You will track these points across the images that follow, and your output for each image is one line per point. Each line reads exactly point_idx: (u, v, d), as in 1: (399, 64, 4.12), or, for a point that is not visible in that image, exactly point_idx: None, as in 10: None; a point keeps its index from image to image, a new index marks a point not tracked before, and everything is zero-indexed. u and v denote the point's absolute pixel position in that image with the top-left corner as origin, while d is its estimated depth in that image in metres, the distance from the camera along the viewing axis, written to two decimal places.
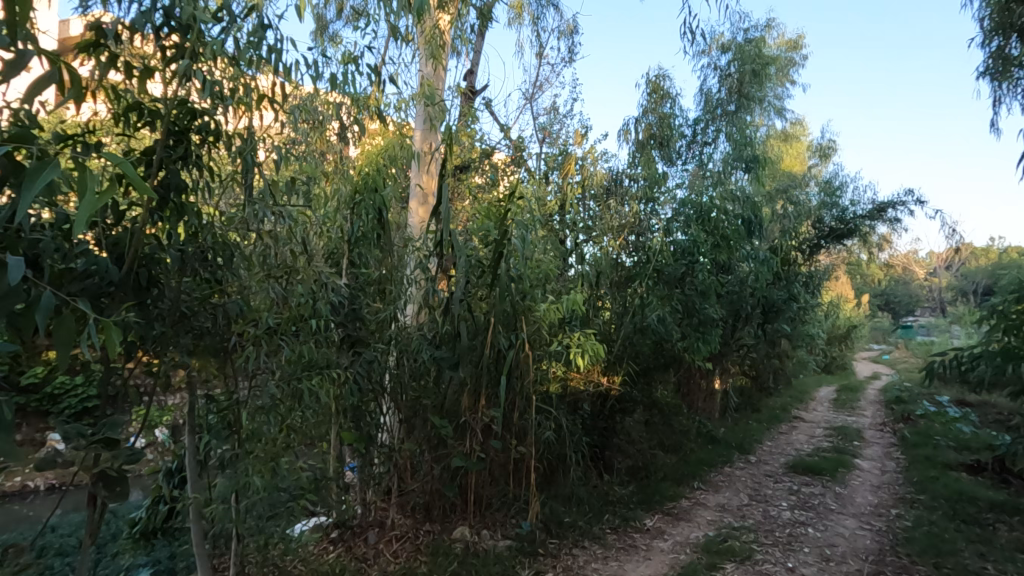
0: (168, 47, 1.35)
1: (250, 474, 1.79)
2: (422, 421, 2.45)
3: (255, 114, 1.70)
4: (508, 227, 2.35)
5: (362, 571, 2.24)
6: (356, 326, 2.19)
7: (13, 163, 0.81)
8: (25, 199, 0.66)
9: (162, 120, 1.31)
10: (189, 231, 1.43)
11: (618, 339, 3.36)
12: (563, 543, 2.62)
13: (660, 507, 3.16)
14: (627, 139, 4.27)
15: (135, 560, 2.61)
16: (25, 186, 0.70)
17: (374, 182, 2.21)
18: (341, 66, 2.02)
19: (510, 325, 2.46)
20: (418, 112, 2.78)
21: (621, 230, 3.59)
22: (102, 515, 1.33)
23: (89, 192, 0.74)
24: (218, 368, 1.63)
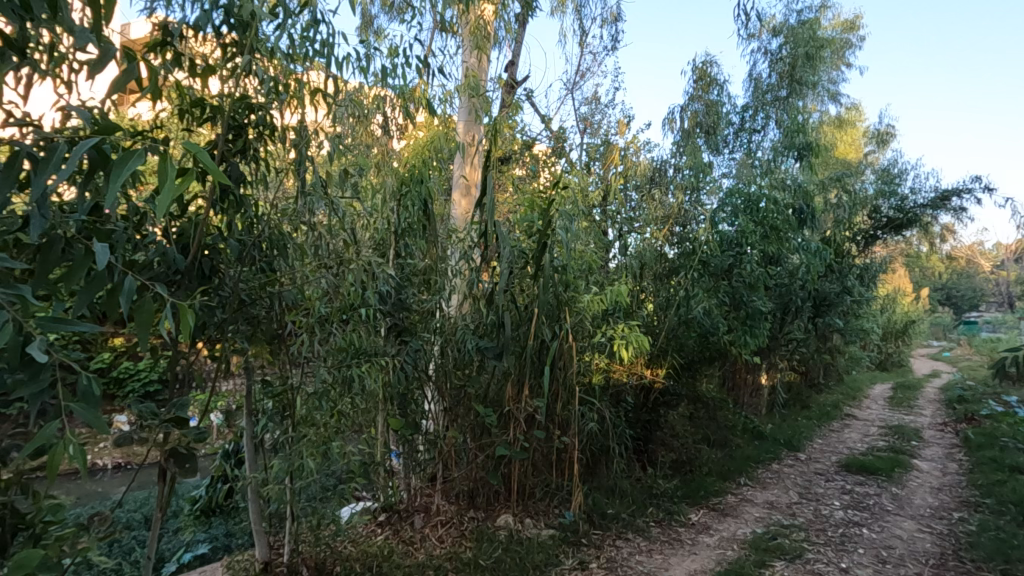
0: (228, 46, 1.41)
1: (303, 456, 1.82)
2: (466, 410, 2.49)
3: (307, 109, 1.75)
4: (552, 218, 2.35)
5: (408, 554, 2.30)
6: (403, 315, 2.22)
7: (103, 156, 0.83)
8: (116, 186, 0.70)
9: (224, 116, 1.37)
10: (247, 223, 1.50)
11: (662, 331, 3.31)
12: (606, 535, 2.61)
13: (705, 503, 3.11)
14: (672, 128, 4.17)
15: (195, 536, 2.78)
16: (113, 177, 0.71)
17: (420, 174, 2.29)
18: (389, 59, 2.05)
19: (553, 316, 2.47)
20: (462, 104, 2.80)
21: (665, 221, 3.52)
22: (172, 491, 1.41)
23: (169, 185, 0.75)
24: (271, 354, 1.76)
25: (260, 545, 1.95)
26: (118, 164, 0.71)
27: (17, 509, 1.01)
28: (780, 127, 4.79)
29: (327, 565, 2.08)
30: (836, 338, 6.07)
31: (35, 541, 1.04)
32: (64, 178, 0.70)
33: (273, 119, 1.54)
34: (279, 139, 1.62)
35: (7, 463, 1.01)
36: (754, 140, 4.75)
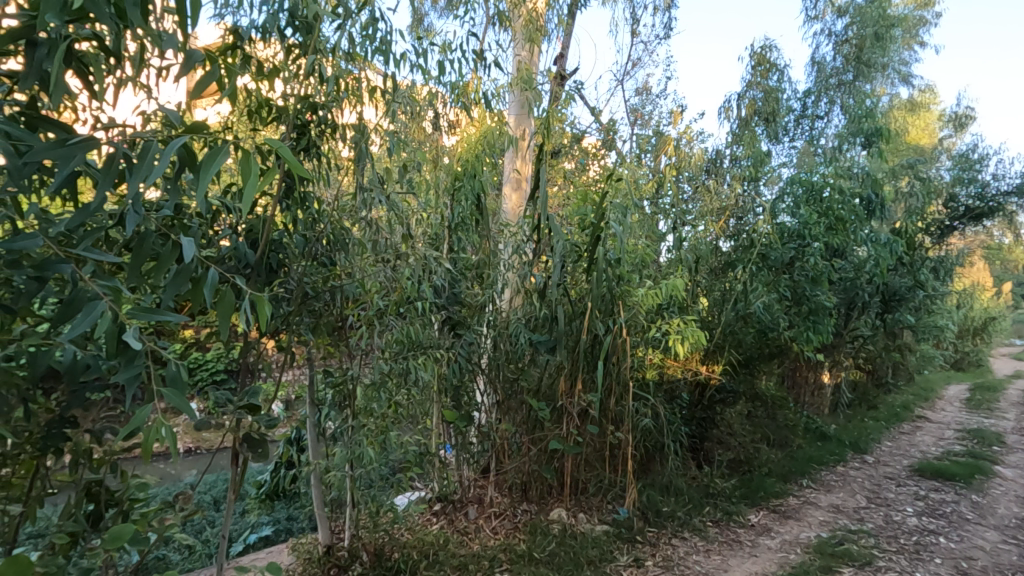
0: (292, 48, 1.44)
1: (363, 445, 1.88)
2: (519, 403, 2.50)
3: (364, 107, 1.79)
4: (605, 211, 2.32)
5: (463, 544, 2.32)
6: (457, 308, 2.25)
7: (191, 153, 0.85)
8: (206, 181, 0.73)
9: (289, 116, 1.42)
10: (311, 219, 1.57)
11: (718, 326, 3.22)
12: (662, 533, 2.57)
13: (765, 504, 3.01)
14: (728, 116, 4.02)
15: (260, 519, 2.94)
16: (201, 175, 0.75)
17: (473, 168, 2.30)
18: (446, 55, 2.08)
19: (607, 311, 2.44)
20: (514, 97, 2.81)
21: (722, 212, 3.40)
22: (244, 473, 1.48)
23: (252, 181, 0.77)
24: (334, 346, 1.82)
25: (322, 529, 2.02)
26: (206, 162, 0.75)
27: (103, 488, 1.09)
28: (846, 113, 4.54)
29: (386, 551, 2.11)
30: (907, 335, 5.73)
31: (125, 517, 1.14)
32: (159, 174, 0.74)
33: (334, 118, 1.59)
34: (339, 137, 1.67)
35: (101, 443, 1.12)
36: (817, 127, 4.54)
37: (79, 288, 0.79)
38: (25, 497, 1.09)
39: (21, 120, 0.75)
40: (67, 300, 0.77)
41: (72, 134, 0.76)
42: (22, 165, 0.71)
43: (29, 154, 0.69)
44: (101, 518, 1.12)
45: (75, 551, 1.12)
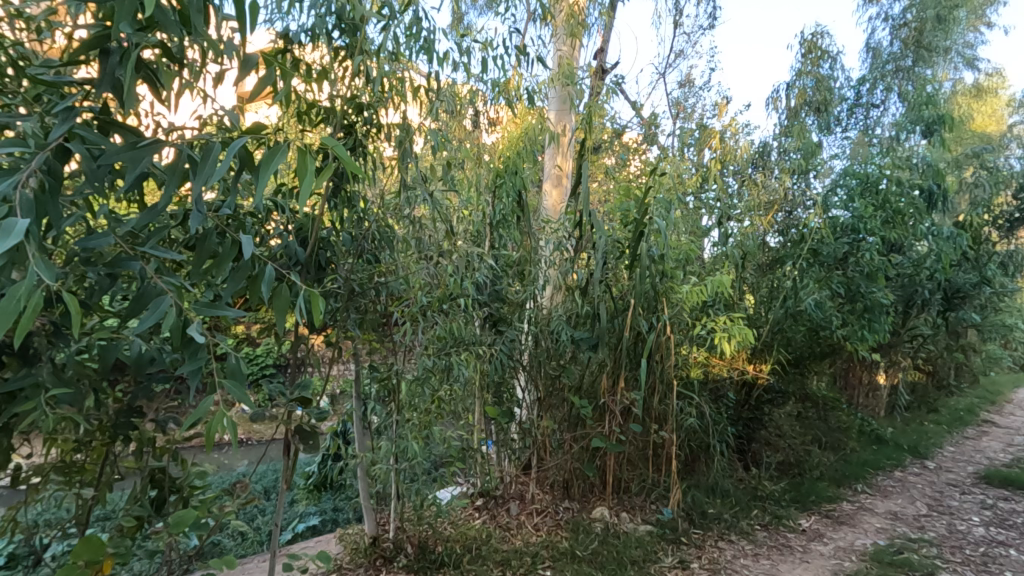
0: (339, 51, 1.47)
1: (408, 439, 1.91)
2: (560, 400, 2.49)
3: (407, 106, 1.82)
4: (649, 206, 2.28)
5: (506, 540, 2.33)
6: (498, 305, 2.26)
7: (250, 154, 0.89)
8: (265, 178, 0.75)
9: (336, 117, 1.46)
10: (357, 217, 1.61)
11: (766, 323, 3.12)
12: (707, 535, 2.51)
13: (817, 509, 2.90)
14: (777, 107, 3.89)
15: (307, 509, 3.04)
16: (260, 174, 0.78)
17: (515, 165, 2.29)
18: (487, 53, 2.09)
19: (651, 307, 2.40)
20: (554, 93, 2.79)
21: (770, 207, 3.29)
22: (295, 464, 1.53)
23: (309, 178, 0.80)
24: (379, 341, 1.86)
25: (368, 520, 2.07)
26: (266, 161, 0.78)
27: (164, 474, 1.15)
28: (905, 101, 4.31)
29: (430, 544, 2.14)
30: (972, 335, 5.41)
31: (186, 502, 1.20)
32: (221, 174, 0.77)
33: (380, 117, 1.62)
34: (384, 136, 1.70)
35: (165, 432, 1.18)
36: (872, 116, 4.29)
37: (148, 283, 0.84)
38: (97, 481, 1.16)
39: (95, 123, 0.79)
40: (137, 294, 0.82)
41: (141, 136, 0.80)
42: (98, 166, 0.75)
43: (104, 156, 0.73)
44: (165, 502, 1.18)
45: (141, 533, 1.18)
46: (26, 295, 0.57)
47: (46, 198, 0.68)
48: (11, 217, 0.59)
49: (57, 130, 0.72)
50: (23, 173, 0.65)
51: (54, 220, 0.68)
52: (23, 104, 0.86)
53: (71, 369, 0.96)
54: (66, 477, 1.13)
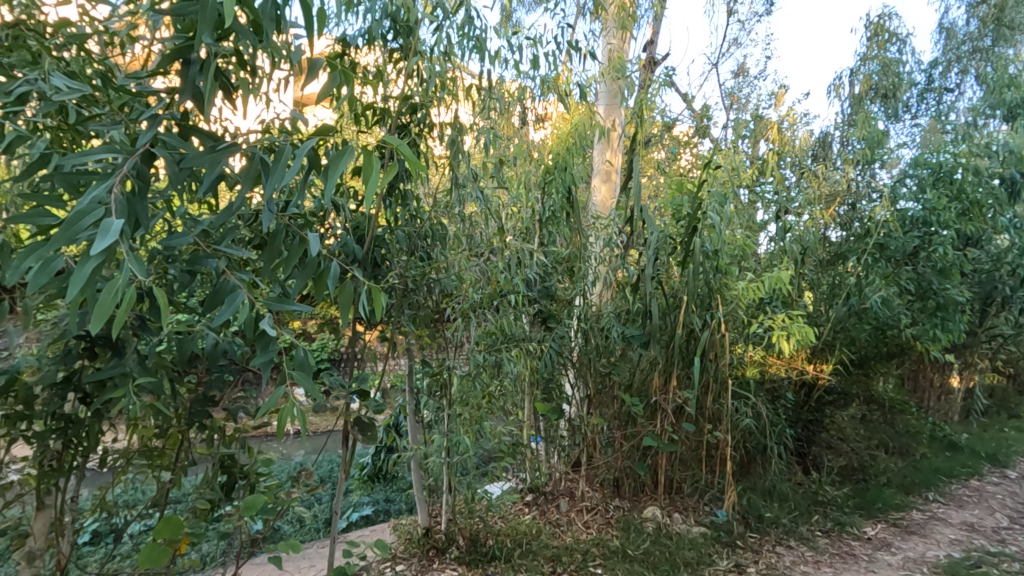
0: (394, 53, 1.51)
1: (460, 433, 1.94)
2: (611, 398, 2.48)
3: (459, 106, 1.84)
4: (703, 201, 2.23)
5: (556, 536, 2.33)
6: (548, 301, 2.26)
7: (316, 154, 0.93)
8: (334, 178, 0.79)
9: (391, 117, 1.49)
10: (411, 215, 1.65)
11: (826, 322, 2.99)
12: (765, 539, 2.43)
13: (883, 517, 2.76)
14: (839, 95, 3.71)
15: (361, 498, 3.13)
16: (329, 173, 0.81)
17: (565, 161, 2.29)
18: (538, 50, 2.09)
19: (704, 304, 2.34)
20: (604, 87, 2.77)
21: (831, 199, 3.15)
22: (353, 455, 1.59)
23: (373, 176, 0.83)
24: (432, 337, 1.90)
25: (421, 511, 2.12)
26: (334, 161, 0.81)
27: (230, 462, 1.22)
28: (984, 83, 4.01)
29: (481, 537, 2.17)
30: None
31: (252, 488, 1.26)
32: (293, 175, 0.81)
33: (432, 117, 1.65)
34: (437, 135, 1.73)
35: (235, 421, 1.25)
36: (945, 101, 4.00)
37: (223, 278, 0.89)
38: (173, 465, 1.24)
39: (178, 130, 0.85)
40: (214, 289, 0.87)
41: (218, 140, 0.85)
42: (180, 169, 0.80)
43: (187, 160, 0.78)
44: (233, 487, 1.25)
45: (213, 515, 1.26)
46: (122, 289, 0.61)
47: (136, 199, 0.73)
48: (109, 217, 0.64)
49: (144, 136, 0.77)
50: (118, 177, 0.70)
51: (143, 220, 0.73)
52: (112, 114, 0.92)
53: (151, 360, 1.03)
54: (147, 461, 1.22)
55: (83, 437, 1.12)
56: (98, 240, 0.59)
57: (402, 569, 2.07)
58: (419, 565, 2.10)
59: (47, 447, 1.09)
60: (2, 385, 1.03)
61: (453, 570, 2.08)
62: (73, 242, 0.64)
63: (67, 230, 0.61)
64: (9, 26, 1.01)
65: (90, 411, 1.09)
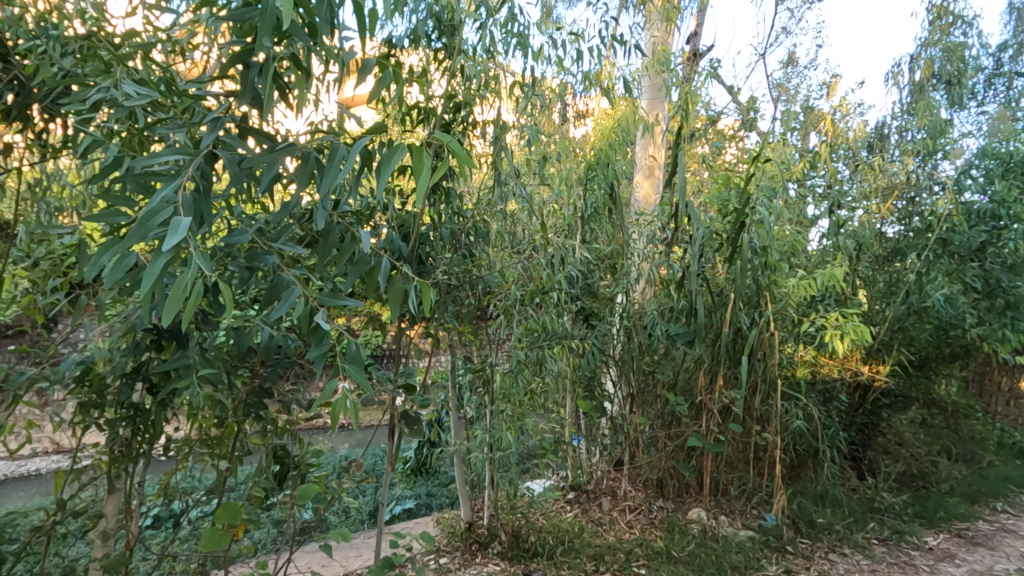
0: (439, 53, 1.53)
1: (502, 429, 1.96)
2: (654, 397, 2.44)
3: (503, 103, 1.85)
4: (752, 195, 2.16)
5: (598, 534, 2.31)
6: (590, 299, 2.25)
7: (368, 152, 0.95)
8: (386, 175, 0.80)
9: (435, 116, 1.51)
10: (455, 213, 1.67)
11: (882, 321, 2.86)
12: (817, 546, 2.34)
13: (946, 527, 2.62)
14: (897, 83, 3.53)
15: (403, 492, 3.19)
16: (381, 170, 0.83)
17: (607, 157, 2.28)
18: (581, 45, 2.08)
19: (753, 302, 2.27)
20: (647, 81, 2.73)
21: (888, 193, 3.01)
22: (399, 448, 1.63)
23: (422, 172, 0.83)
24: (474, 333, 1.92)
25: (464, 506, 2.14)
26: (386, 157, 0.83)
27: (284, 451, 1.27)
28: None
29: (523, 533, 2.17)
30: None
31: (304, 478, 1.31)
32: (346, 173, 0.83)
33: (474, 114, 1.66)
34: (479, 133, 1.74)
35: (288, 413, 1.30)
36: (1016, 86, 3.76)
37: (280, 274, 0.92)
38: (231, 454, 1.30)
39: (239, 132, 0.88)
40: (271, 285, 0.90)
41: (275, 140, 0.88)
42: (240, 169, 0.84)
43: (246, 161, 0.82)
44: (286, 477, 1.29)
45: (267, 503, 1.31)
46: (190, 284, 0.64)
47: (200, 199, 0.76)
48: (178, 216, 0.67)
49: (207, 138, 0.81)
50: (184, 177, 0.74)
51: (207, 219, 0.77)
52: (176, 117, 0.97)
53: (212, 352, 1.08)
54: (208, 449, 1.28)
55: (150, 425, 1.18)
56: (168, 237, 0.62)
57: (446, 562, 2.11)
58: (461, 558, 2.13)
59: (118, 434, 1.15)
60: (79, 375, 1.10)
61: (496, 565, 2.10)
62: (145, 240, 0.67)
63: (141, 229, 0.65)
64: (83, 38, 1.08)
65: (156, 401, 1.15)
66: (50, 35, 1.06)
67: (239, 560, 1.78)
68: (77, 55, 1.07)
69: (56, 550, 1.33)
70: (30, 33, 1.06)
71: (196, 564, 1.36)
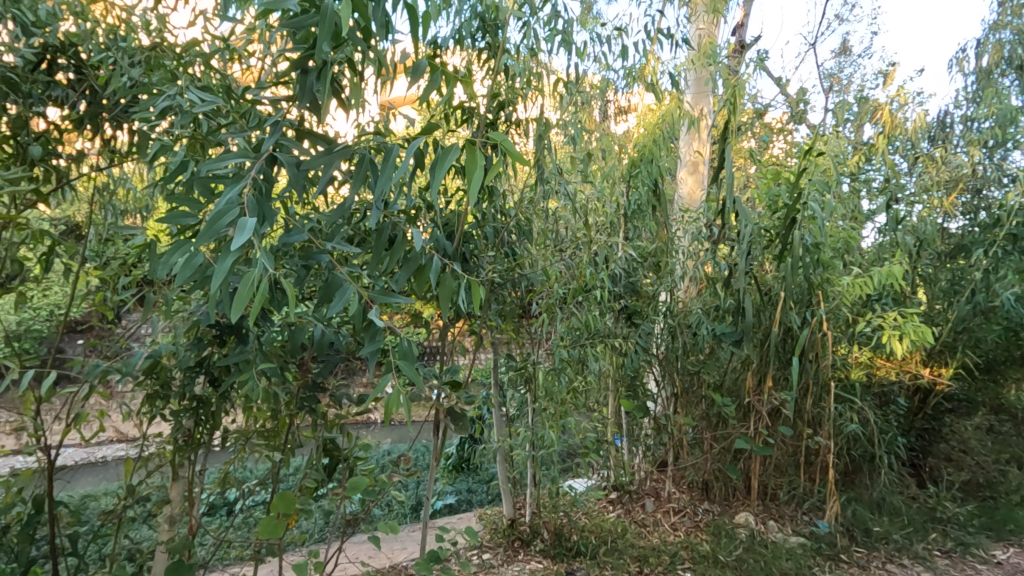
0: (484, 53, 1.54)
1: (545, 428, 1.96)
2: (699, 398, 2.39)
3: (546, 101, 1.84)
4: (803, 190, 2.08)
5: (642, 535, 2.28)
6: (633, 297, 2.22)
7: (421, 151, 0.97)
8: (440, 175, 0.82)
9: (480, 116, 1.52)
10: (500, 211, 1.69)
11: (945, 322, 2.73)
12: (873, 555, 2.24)
13: (1017, 540, 2.46)
14: (962, 69, 3.33)
15: (444, 487, 3.24)
16: (435, 169, 0.84)
17: (651, 153, 2.25)
18: (624, 41, 2.05)
19: (804, 301, 2.19)
20: (692, 75, 2.67)
21: (953, 185, 2.84)
22: (444, 443, 1.65)
23: (475, 171, 0.84)
24: (517, 331, 1.94)
25: (506, 502, 2.16)
26: (440, 157, 0.84)
27: (335, 444, 1.32)
28: None
29: (566, 532, 2.17)
30: None
31: (352, 470, 1.35)
32: (400, 173, 0.85)
33: (517, 113, 1.66)
34: (522, 131, 1.74)
35: (339, 407, 1.34)
36: None
37: (334, 273, 0.95)
38: (285, 446, 1.35)
39: (297, 136, 0.92)
40: (326, 284, 0.93)
41: (331, 142, 0.91)
42: (299, 171, 0.87)
43: (305, 163, 0.85)
44: (336, 469, 1.33)
45: (320, 493, 1.36)
46: (256, 282, 0.67)
47: (263, 200, 0.80)
48: (243, 216, 0.70)
49: (268, 142, 0.84)
50: (248, 179, 0.77)
51: (270, 219, 0.80)
52: (236, 122, 1.01)
53: (269, 347, 1.13)
54: (264, 440, 1.33)
55: (211, 416, 1.24)
56: (236, 237, 0.65)
57: (489, 557, 2.13)
58: (504, 554, 2.15)
59: (181, 425, 1.21)
60: (147, 367, 1.16)
61: (538, 562, 2.10)
62: (214, 240, 0.71)
63: (211, 229, 0.68)
64: (148, 49, 1.13)
65: (217, 393, 1.20)
66: (118, 46, 1.12)
67: (291, 548, 1.84)
68: (144, 65, 1.13)
69: (125, 532, 1.41)
70: (102, 45, 1.12)
71: (252, 551, 1.41)
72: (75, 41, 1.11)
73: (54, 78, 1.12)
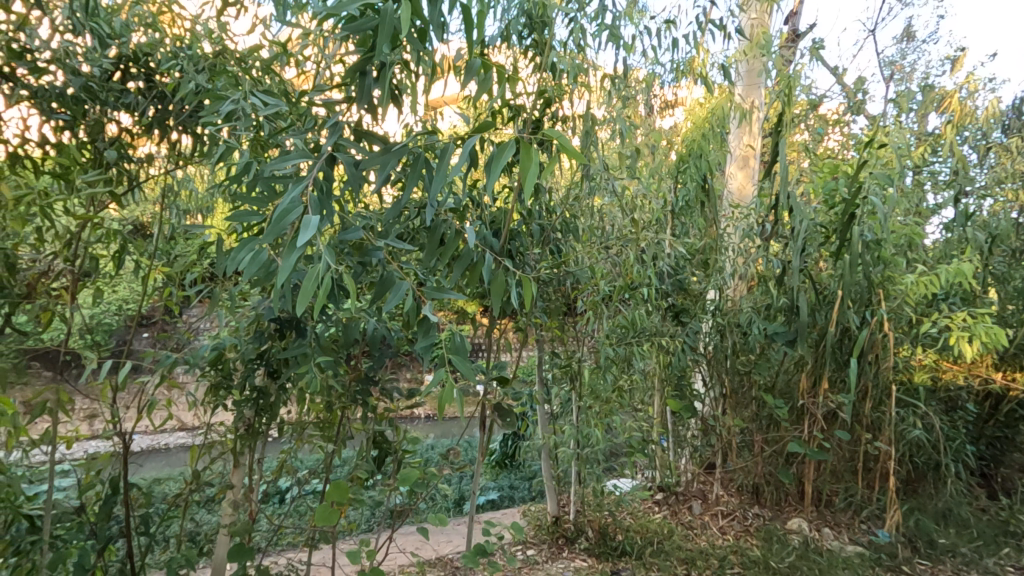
0: (531, 50, 1.54)
1: (590, 426, 1.95)
2: (749, 399, 2.33)
3: (592, 98, 1.83)
4: (863, 184, 1.99)
5: (689, 538, 2.24)
6: (681, 295, 2.18)
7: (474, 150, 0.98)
8: (496, 172, 0.83)
9: (527, 112, 1.52)
10: (547, 208, 1.69)
11: (1019, 323, 2.55)
12: (939, 568, 2.11)
13: None
14: None
15: (488, 483, 3.27)
16: (490, 167, 0.85)
17: (700, 148, 2.21)
18: (673, 34, 2.02)
19: (864, 300, 2.09)
20: (743, 67, 2.59)
21: None
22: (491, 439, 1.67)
23: (529, 169, 0.85)
24: (563, 329, 1.93)
25: (551, 499, 2.16)
26: (494, 155, 0.85)
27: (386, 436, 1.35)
28: None
29: (610, 531, 2.15)
30: None
31: (401, 462, 1.38)
32: (455, 171, 0.86)
33: (565, 110, 1.66)
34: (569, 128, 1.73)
35: (390, 401, 1.38)
36: None
37: (389, 269, 0.97)
38: (337, 437, 1.39)
39: (355, 136, 0.95)
40: (382, 280, 0.96)
41: (388, 142, 0.93)
42: (356, 170, 0.89)
43: (362, 162, 0.87)
44: (386, 460, 1.36)
45: (371, 484, 1.39)
46: (319, 278, 0.69)
47: (324, 198, 0.83)
48: (306, 214, 0.73)
49: (328, 142, 0.87)
50: (310, 178, 0.80)
51: (331, 216, 0.83)
52: (295, 124, 1.05)
53: (324, 340, 1.17)
54: (318, 431, 1.38)
55: (270, 406, 1.29)
56: (301, 234, 0.68)
57: (533, 553, 2.14)
58: (549, 551, 2.15)
59: (243, 414, 1.27)
60: (212, 358, 1.22)
61: (583, 560, 2.10)
62: (279, 237, 0.74)
63: (277, 226, 0.71)
64: (213, 56, 1.19)
65: (275, 384, 1.26)
66: (185, 54, 1.17)
67: (342, 536, 1.90)
68: (209, 71, 1.18)
69: (191, 514, 1.49)
70: (170, 54, 1.19)
71: (307, 537, 1.47)
72: (147, 50, 1.18)
73: (127, 86, 1.18)
